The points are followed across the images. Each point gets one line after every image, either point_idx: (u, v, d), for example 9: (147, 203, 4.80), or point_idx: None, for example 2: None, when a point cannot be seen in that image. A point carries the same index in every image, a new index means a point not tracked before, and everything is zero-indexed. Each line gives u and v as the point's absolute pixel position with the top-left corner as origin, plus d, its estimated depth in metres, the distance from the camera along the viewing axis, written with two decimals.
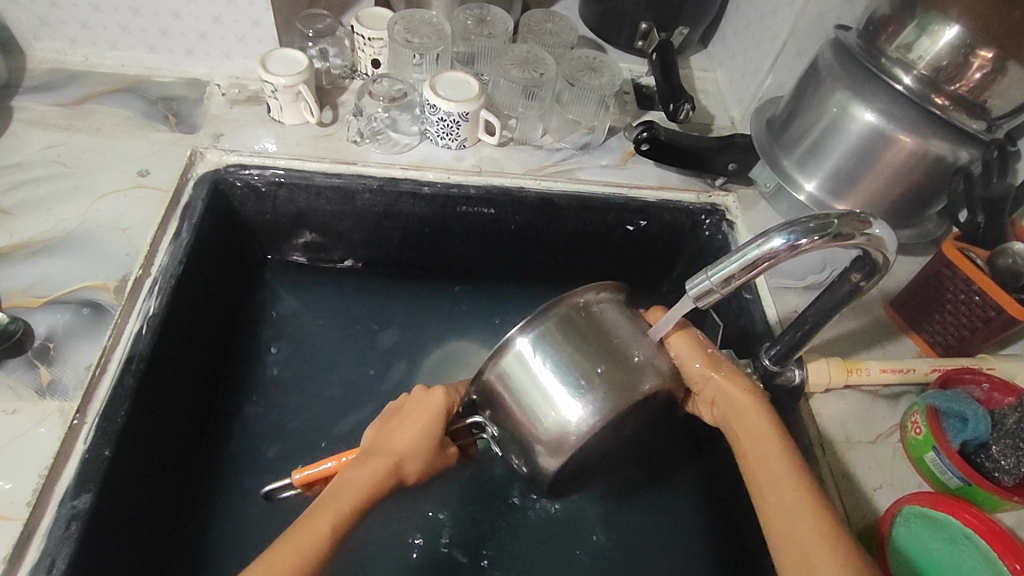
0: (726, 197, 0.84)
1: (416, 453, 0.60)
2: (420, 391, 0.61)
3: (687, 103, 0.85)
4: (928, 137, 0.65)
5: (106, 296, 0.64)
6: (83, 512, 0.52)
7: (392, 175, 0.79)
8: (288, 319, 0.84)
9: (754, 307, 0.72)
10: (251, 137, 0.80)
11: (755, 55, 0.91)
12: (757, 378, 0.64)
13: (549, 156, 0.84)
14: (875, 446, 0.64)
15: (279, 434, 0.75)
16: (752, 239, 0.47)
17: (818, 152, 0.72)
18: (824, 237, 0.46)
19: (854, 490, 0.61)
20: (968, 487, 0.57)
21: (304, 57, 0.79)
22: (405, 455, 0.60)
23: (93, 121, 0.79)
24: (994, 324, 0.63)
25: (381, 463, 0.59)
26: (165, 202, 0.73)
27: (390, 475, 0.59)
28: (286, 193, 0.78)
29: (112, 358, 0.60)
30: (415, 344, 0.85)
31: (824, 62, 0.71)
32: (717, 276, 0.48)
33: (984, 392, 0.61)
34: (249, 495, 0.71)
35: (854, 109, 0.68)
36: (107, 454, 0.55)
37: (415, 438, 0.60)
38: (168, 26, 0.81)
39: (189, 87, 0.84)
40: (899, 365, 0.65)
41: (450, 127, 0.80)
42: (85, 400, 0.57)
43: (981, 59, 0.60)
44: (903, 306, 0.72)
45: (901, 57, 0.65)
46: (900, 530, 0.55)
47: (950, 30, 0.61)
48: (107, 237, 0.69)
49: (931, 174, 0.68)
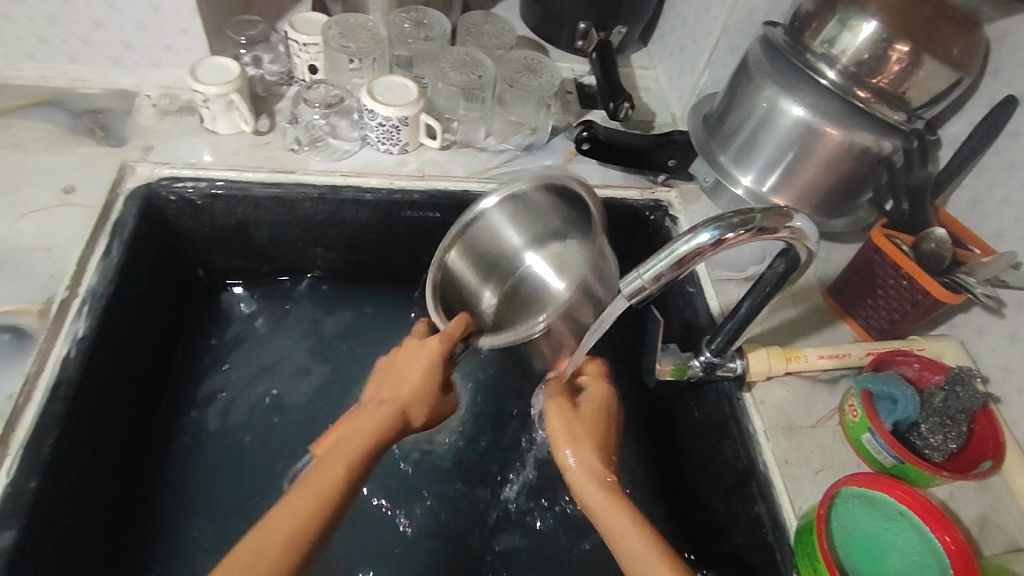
0: (669, 193, 0.85)
1: (393, 370, 0.62)
2: (415, 345, 0.63)
3: (626, 102, 0.86)
4: (853, 129, 0.68)
5: (29, 321, 0.61)
6: (7, 549, 0.50)
7: (332, 182, 0.78)
8: (232, 333, 0.82)
9: (697, 301, 0.74)
10: (184, 149, 0.78)
11: (692, 53, 0.92)
12: (700, 370, 0.65)
13: (494, 158, 0.84)
14: (816, 431, 0.66)
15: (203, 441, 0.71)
16: (680, 236, 0.47)
17: (752, 146, 0.74)
18: (749, 231, 0.47)
19: (796, 474, 0.62)
20: (901, 465, 0.59)
21: (235, 64, 0.77)
22: (393, 389, 0.60)
23: (11, 136, 0.75)
24: (921, 307, 0.65)
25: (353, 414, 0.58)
26: (94, 218, 0.70)
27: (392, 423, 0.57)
28: (224, 205, 0.77)
29: (37, 385, 0.58)
30: (366, 351, 0.84)
31: (753, 58, 0.73)
32: (648, 274, 0.48)
33: (915, 372, 0.63)
34: (196, 515, 0.69)
35: (784, 103, 0.70)
36: (33, 486, 0.53)
37: (415, 383, 0.60)
38: (90, 35, 0.78)
39: (116, 98, 0.81)
40: (835, 351, 0.67)
41: (390, 132, 0.79)
42: (8, 431, 0.55)
43: (898, 52, 0.63)
44: (839, 293, 0.74)
45: (825, 51, 0.67)
46: (839, 510, 0.57)
47: (867, 25, 0.63)
48: (29, 258, 0.66)
49: (858, 165, 0.70)
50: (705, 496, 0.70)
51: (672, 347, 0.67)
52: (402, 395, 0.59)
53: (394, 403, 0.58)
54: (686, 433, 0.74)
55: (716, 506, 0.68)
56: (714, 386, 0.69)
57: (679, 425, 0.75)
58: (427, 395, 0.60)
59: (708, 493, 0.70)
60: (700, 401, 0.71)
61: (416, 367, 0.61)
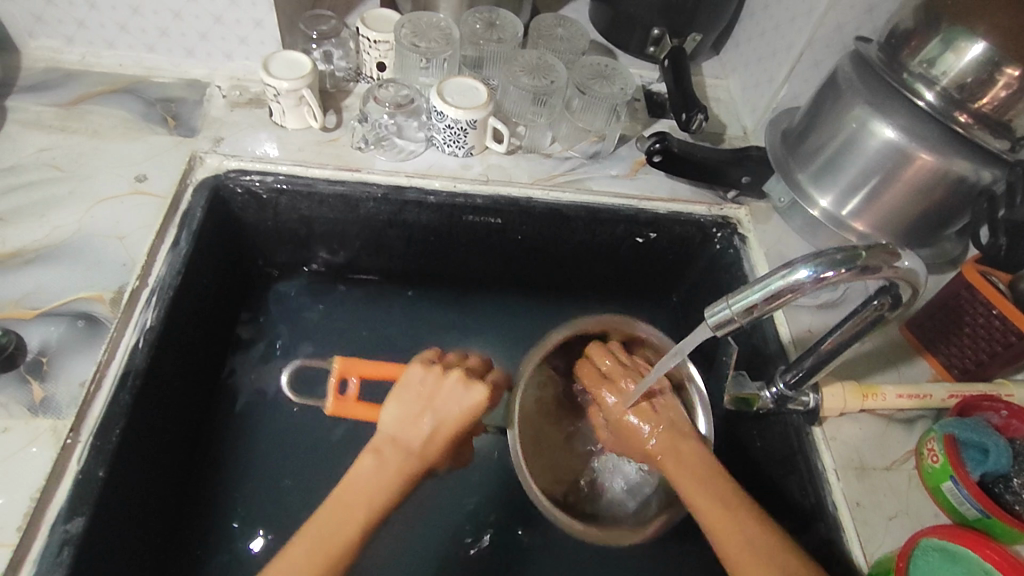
0: (739, 211, 0.82)
1: (417, 400, 0.59)
2: (454, 380, 0.60)
3: (700, 113, 0.83)
4: (951, 156, 0.63)
5: (102, 308, 0.62)
6: (75, 536, 0.51)
7: (397, 182, 0.77)
8: (289, 327, 0.82)
9: (767, 327, 0.71)
10: (252, 142, 0.78)
11: (770, 64, 0.88)
12: (770, 402, 0.62)
13: (558, 165, 0.83)
14: (891, 473, 0.63)
15: (287, 383, 0.74)
16: (775, 270, 0.45)
17: (835, 168, 0.71)
18: (852, 270, 0.43)
19: (868, 518, 0.60)
20: (986, 519, 0.55)
21: (307, 59, 0.77)
22: (407, 420, 0.59)
23: (89, 123, 0.76)
24: (1014, 350, 0.61)
25: (378, 445, 0.57)
26: (165, 208, 0.70)
27: (416, 462, 0.57)
28: (289, 200, 0.77)
29: (107, 373, 0.59)
30: (420, 355, 0.84)
31: (843, 76, 0.69)
32: (737, 306, 0.46)
33: (1002, 419, 0.59)
34: (249, 506, 0.70)
35: (875, 126, 0.66)
36: (101, 475, 0.53)
37: (441, 431, 0.59)
38: (168, 25, 0.79)
39: (189, 88, 0.82)
40: (915, 391, 0.63)
41: (457, 135, 0.78)
42: (79, 418, 0.56)
43: (1007, 76, 0.58)
44: (918, 327, 0.70)
45: (923, 72, 0.62)
46: (918, 563, 0.53)
47: (975, 47, 0.58)
48: (103, 245, 0.67)
49: (952, 194, 0.66)
50: None
51: (736, 374, 0.64)
52: (425, 433, 0.58)
53: (418, 439, 0.58)
54: (747, 463, 0.72)
55: None
56: (782, 418, 0.66)
57: (740, 454, 0.73)
58: (446, 436, 0.59)
59: None
60: (765, 431, 0.69)
61: (451, 415, 0.59)
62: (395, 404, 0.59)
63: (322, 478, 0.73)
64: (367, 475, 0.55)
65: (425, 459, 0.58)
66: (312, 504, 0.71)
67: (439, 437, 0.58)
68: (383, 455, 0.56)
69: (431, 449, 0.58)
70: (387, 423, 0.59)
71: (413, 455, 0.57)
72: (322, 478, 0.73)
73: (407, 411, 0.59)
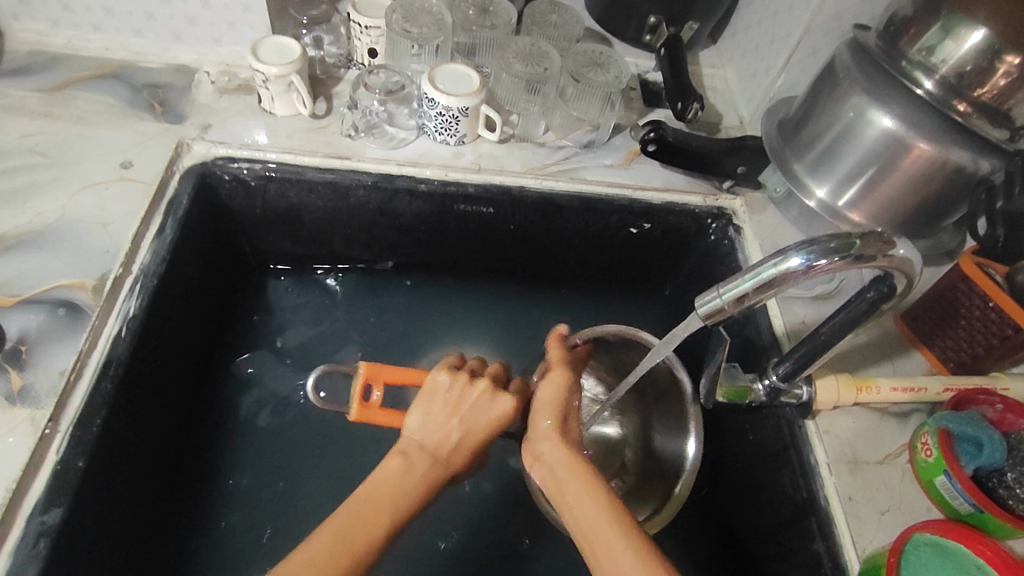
0: (734, 201, 0.81)
1: (446, 408, 0.59)
2: (483, 392, 0.60)
3: (696, 102, 0.82)
4: (949, 146, 0.62)
5: (83, 296, 0.61)
6: (52, 528, 0.50)
7: (387, 170, 0.76)
8: (278, 317, 0.81)
9: (760, 319, 0.70)
10: (240, 128, 0.77)
11: (768, 53, 0.87)
12: (763, 395, 0.62)
13: (552, 154, 0.81)
14: (884, 467, 0.62)
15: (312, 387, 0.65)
16: (767, 258, 0.44)
17: (832, 158, 0.70)
18: (846, 258, 0.42)
19: (860, 513, 0.59)
20: (979, 514, 0.54)
21: (296, 45, 0.75)
22: (432, 427, 0.58)
23: (73, 108, 0.75)
24: (1011, 343, 0.60)
25: (401, 449, 0.56)
26: (150, 195, 0.69)
27: (443, 469, 0.56)
28: (277, 187, 0.75)
29: (89, 362, 0.58)
30: (410, 346, 0.83)
31: (841, 63, 0.68)
32: (728, 296, 0.45)
33: (998, 413, 0.58)
34: (236, 497, 0.69)
35: (872, 114, 0.65)
36: (80, 466, 0.53)
37: (466, 441, 0.58)
38: (155, 9, 0.77)
39: (176, 73, 0.81)
40: (910, 384, 0.62)
41: (449, 123, 0.76)
42: (58, 408, 0.55)
43: (1007, 64, 0.56)
44: (914, 320, 0.70)
45: (922, 60, 0.61)
46: (909, 558, 0.52)
47: (976, 33, 0.57)
48: (86, 232, 0.66)
49: (950, 184, 0.65)
50: (756, 525, 0.67)
51: (728, 366, 0.62)
52: (453, 442, 0.58)
53: (445, 447, 0.57)
54: (739, 457, 0.71)
55: (767, 544, 0.65)
56: (775, 411, 0.65)
57: (733, 448, 0.72)
58: (472, 447, 0.59)
59: (759, 523, 0.67)
60: (758, 425, 0.68)
61: (476, 426, 0.59)
62: (421, 410, 0.59)
63: (310, 470, 0.72)
64: (390, 473, 0.54)
65: (450, 468, 0.57)
66: (300, 496, 0.70)
67: (464, 447, 0.58)
68: (410, 458, 0.55)
69: (456, 459, 0.58)
70: (412, 429, 0.58)
71: (441, 462, 0.57)
72: (310, 469, 0.72)
73: (435, 420, 0.58)
